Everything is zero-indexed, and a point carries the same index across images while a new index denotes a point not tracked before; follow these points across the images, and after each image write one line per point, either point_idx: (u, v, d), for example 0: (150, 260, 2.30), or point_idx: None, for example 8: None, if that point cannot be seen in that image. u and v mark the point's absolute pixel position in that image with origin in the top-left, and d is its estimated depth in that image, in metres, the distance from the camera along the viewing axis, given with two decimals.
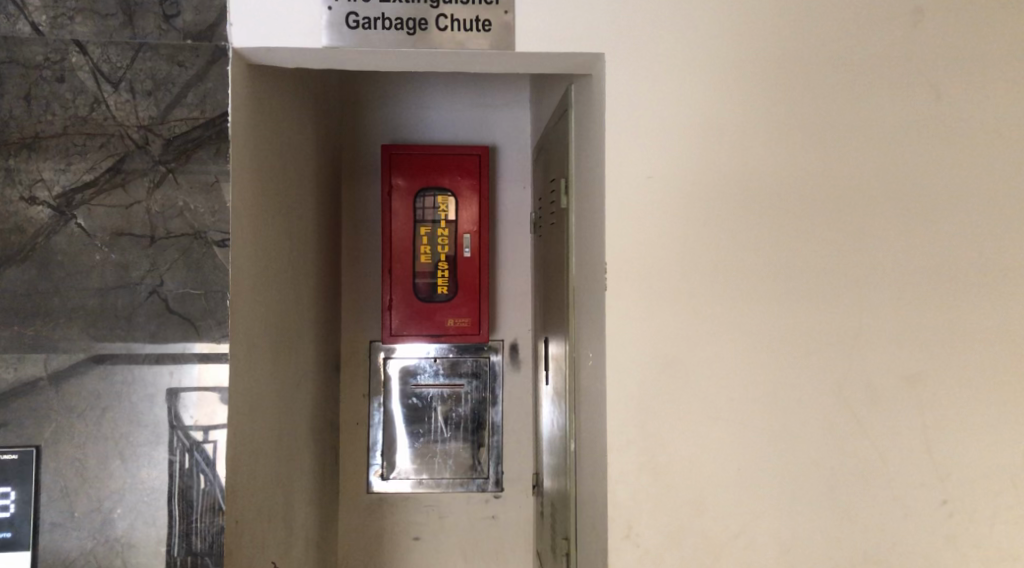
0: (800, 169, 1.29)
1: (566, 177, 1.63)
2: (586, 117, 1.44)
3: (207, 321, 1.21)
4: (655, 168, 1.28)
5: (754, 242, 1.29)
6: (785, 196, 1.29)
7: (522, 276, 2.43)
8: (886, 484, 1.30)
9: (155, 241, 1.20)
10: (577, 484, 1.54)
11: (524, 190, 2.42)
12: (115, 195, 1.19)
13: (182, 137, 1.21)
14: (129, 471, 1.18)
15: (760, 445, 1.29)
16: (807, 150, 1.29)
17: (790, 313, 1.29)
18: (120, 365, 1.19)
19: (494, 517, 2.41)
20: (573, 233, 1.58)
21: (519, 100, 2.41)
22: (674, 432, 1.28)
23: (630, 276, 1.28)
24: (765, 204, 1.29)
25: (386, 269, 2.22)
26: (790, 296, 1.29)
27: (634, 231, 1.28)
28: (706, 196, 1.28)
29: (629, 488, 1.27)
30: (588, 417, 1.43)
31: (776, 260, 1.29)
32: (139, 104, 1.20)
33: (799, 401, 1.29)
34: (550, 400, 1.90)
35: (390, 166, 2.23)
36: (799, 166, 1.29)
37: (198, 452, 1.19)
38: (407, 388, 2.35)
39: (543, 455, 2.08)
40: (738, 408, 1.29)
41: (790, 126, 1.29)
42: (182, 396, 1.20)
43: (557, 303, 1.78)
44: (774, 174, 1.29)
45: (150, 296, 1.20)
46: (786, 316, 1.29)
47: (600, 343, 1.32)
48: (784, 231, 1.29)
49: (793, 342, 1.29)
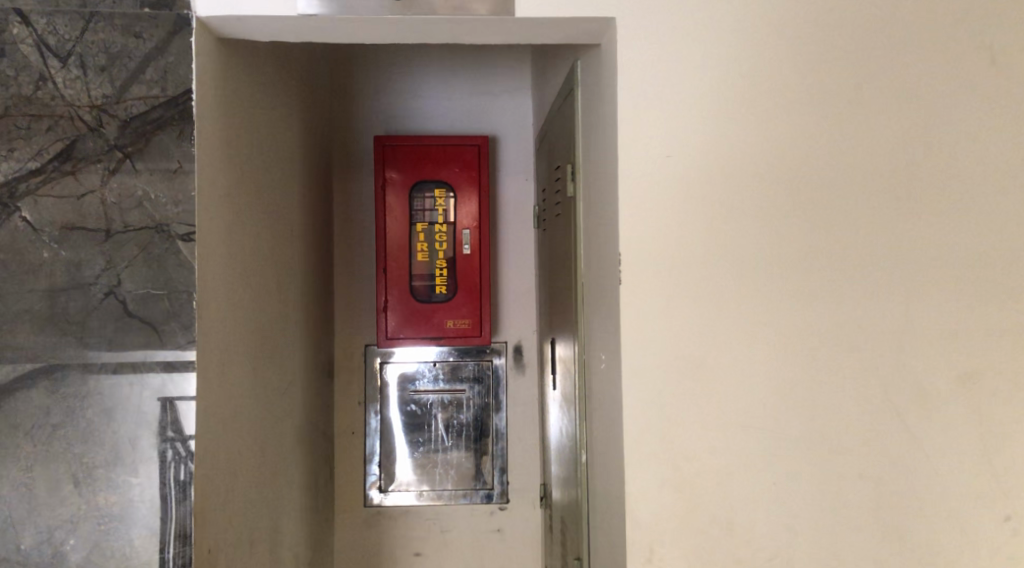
0: (838, 144, 1.15)
1: (572, 162, 1.49)
2: (594, 94, 1.31)
3: (171, 325, 1.07)
4: (673, 145, 1.14)
5: (786, 226, 1.15)
6: (822, 174, 1.15)
7: (526, 274, 2.29)
8: (940, 496, 1.15)
9: (111, 236, 1.06)
10: (589, 500, 1.40)
11: (526, 182, 2.28)
12: (64, 184, 1.06)
13: (141, 117, 1.07)
14: (84, 498, 1.04)
15: (798, 455, 1.15)
16: (845, 123, 1.15)
17: (829, 306, 1.15)
18: (73, 377, 1.05)
19: (500, 530, 2.27)
20: (581, 225, 1.44)
21: (520, 88, 2.28)
22: (701, 442, 1.14)
23: (648, 266, 1.14)
24: (798, 184, 1.15)
25: (381, 269, 2.09)
26: (828, 286, 1.15)
27: (652, 217, 1.14)
28: (730, 177, 1.14)
29: (652, 506, 1.13)
30: (601, 426, 1.29)
31: (812, 246, 1.15)
32: (90, 81, 1.06)
33: (840, 405, 1.15)
34: (557, 406, 1.76)
35: (383, 159, 2.09)
36: (834, 141, 1.15)
37: (165, 472, 1.06)
38: (405, 395, 2.22)
39: (551, 464, 1.94)
40: (772, 413, 1.14)
41: (825, 97, 1.15)
42: (145, 409, 1.07)
43: (563, 302, 1.64)
44: (808, 150, 1.15)
45: (106, 298, 1.06)
46: (825, 309, 1.15)
47: (614, 344, 1.18)
48: (820, 214, 1.15)
49: (832, 339, 1.15)
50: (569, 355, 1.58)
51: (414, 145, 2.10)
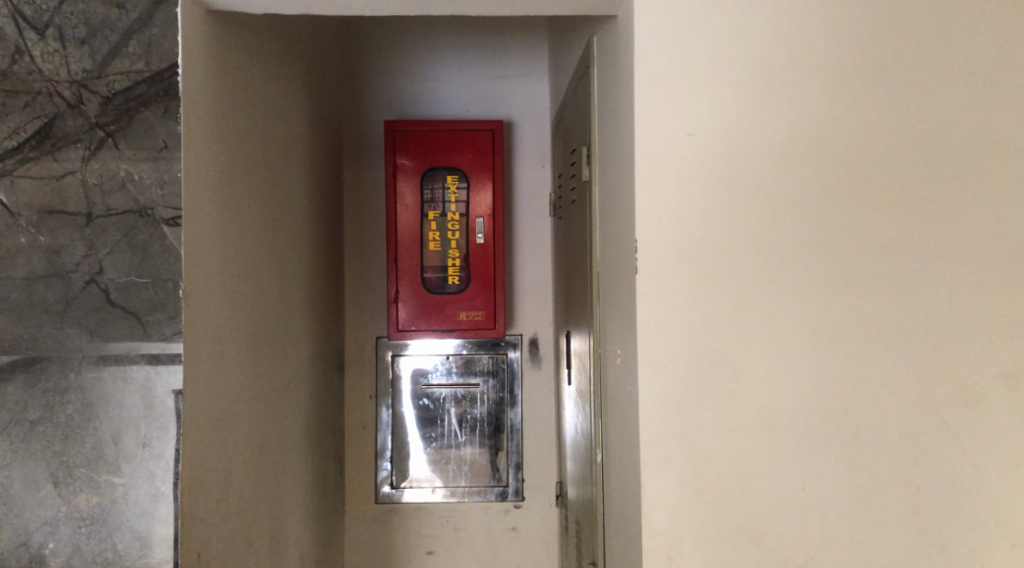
0: (880, 119, 1.04)
1: (587, 145, 1.40)
2: (610, 69, 1.22)
3: (156, 315, 1.01)
4: (696, 122, 1.05)
5: (823, 208, 1.04)
6: (863, 151, 1.04)
7: (543, 265, 2.20)
8: (993, 507, 1.04)
9: (92, 221, 1.01)
10: (604, 501, 1.32)
11: (542, 168, 2.19)
12: (42, 164, 1.00)
13: (124, 94, 1.01)
14: (64, 499, 0.99)
15: (837, 461, 1.04)
16: (889, 96, 1.04)
17: (870, 297, 1.04)
18: (52, 371, 1.01)
19: (515, 529, 2.19)
20: (597, 210, 1.35)
21: (537, 70, 2.18)
22: (727, 446, 1.04)
23: (669, 253, 1.05)
24: (835, 163, 1.04)
25: (392, 259, 2.01)
26: (869, 275, 1.04)
27: (673, 200, 1.05)
28: (759, 156, 1.04)
29: (670, 512, 1.04)
30: (617, 424, 1.20)
31: (852, 231, 1.04)
32: (70, 55, 1.00)
33: (884, 407, 1.04)
34: (573, 402, 1.67)
35: (394, 145, 2.02)
36: (877, 115, 1.04)
37: (149, 473, 1.00)
38: (418, 389, 2.15)
39: (567, 461, 1.85)
40: (808, 415, 1.04)
41: (865, 67, 1.04)
42: (128, 405, 1.01)
43: (579, 294, 1.55)
44: (845, 125, 1.04)
45: (87, 286, 1.01)
46: (866, 301, 1.04)
47: (630, 336, 1.09)
48: (860, 196, 1.04)
49: (875, 333, 1.04)
50: (584, 350, 1.49)
51: (425, 130, 2.02)
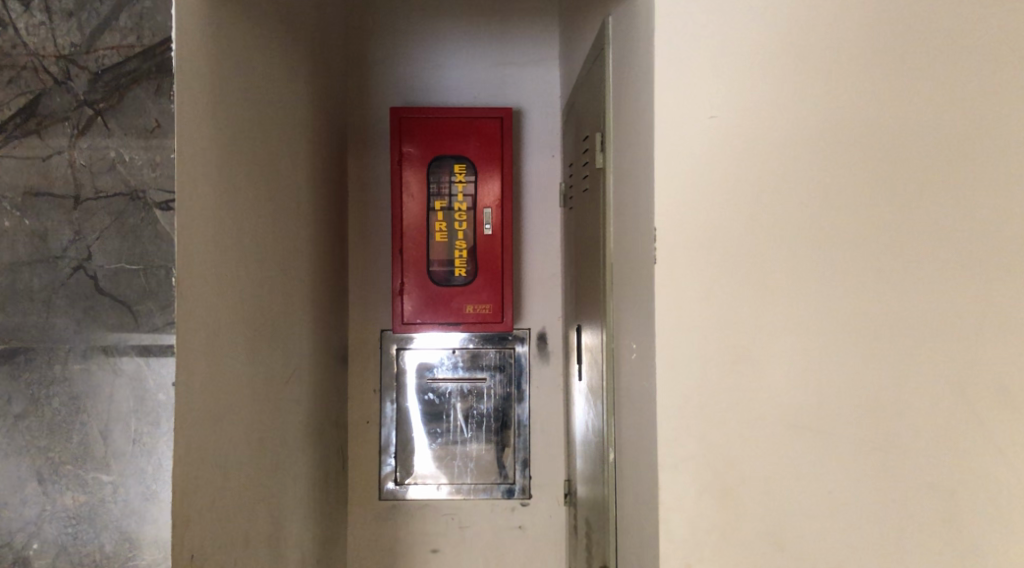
0: (930, 96, 0.94)
1: (601, 131, 1.34)
2: (627, 49, 1.16)
3: (147, 304, 0.97)
4: (719, 103, 0.99)
5: (864, 194, 0.95)
6: (912, 131, 0.94)
7: (552, 257, 2.14)
8: None
9: (80, 204, 0.96)
10: (618, 503, 1.26)
11: (552, 158, 2.13)
12: (26, 143, 0.95)
13: (113, 70, 0.96)
14: (48, 497, 0.94)
15: (874, 468, 0.96)
16: (946, 67, 0.94)
17: (916, 291, 0.95)
18: (37, 362, 0.95)
19: (522, 528, 2.13)
20: (612, 199, 1.28)
21: (547, 57, 2.12)
22: (749, 448, 0.98)
23: (688, 242, 0.99)
24: (879, 144, 0.95)
25: (397, 250, 1.96)
26: (916, 268, 0.95)
27: (693, 187, 0.99)
28: (788, 139, 0.97)
29: (688, 516, 0.99)
30: (632, 422, 1.15)
31: (897, 218, 0.95)
32: (57, 28, 0.95)
33: (931, 413, 0.95)
34: (584, 398, 1.61)
35: (399, 132, 1.96)
36: (929, 92, 0.94)
37: (139, 470, 0.95)
38: (423, 383, 2.10)
39: (576, 459, 1.79)
40: (841, 418, 0.96)
41: (916, 39, 0.94)
42: (117, 399, 0.96)
43: (591, 286, 1.49)
44: (891, 103, 0.95)
45: (75, 273, 0.96)
46: (910, 295, 0.95)
47: (647, 331, 1.04)
48: (908, 180, 0.94)
49: (922, 331, 0.95)
50: (596, 344, 1.44)
51: (432, 117, 1.96)
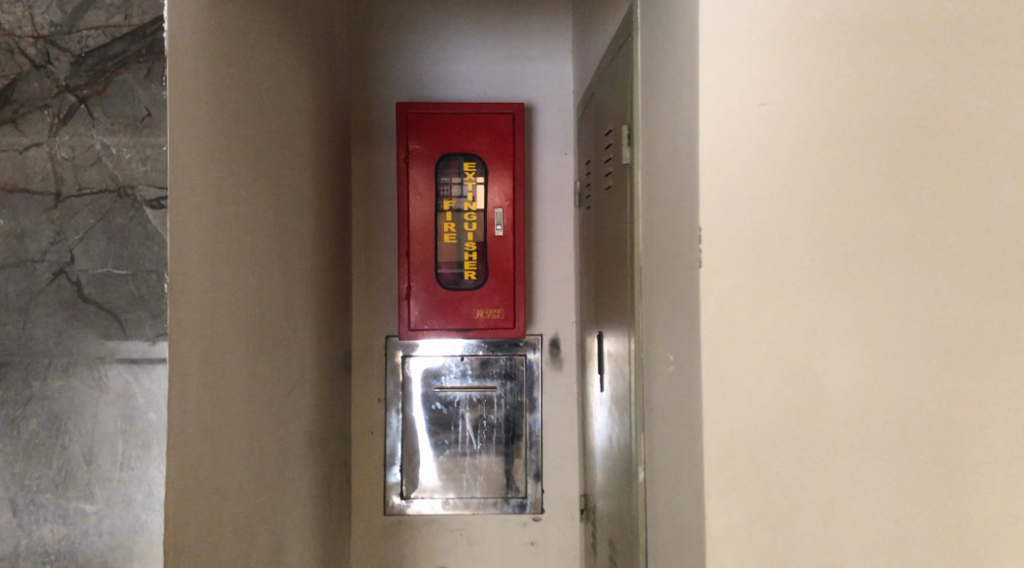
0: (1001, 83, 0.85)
1: (628, 123, 1.24)
2: (661, 33, 1.06)
3: (136, 312, 0.86)
4: (770, 88, 0.89)
5: (935, 188, 0.86)
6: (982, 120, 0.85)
7: (565, 259, 2.05)
8: None
9: (61, 201, 0.86)
10: (649, 526, 1.16)
11: (565, 156, 2.03)
12: (2, 133, 0.86)
13: (98, 52, 0.86)
14: (25, 529, 0.85)
15: (944, 494, 0.86)
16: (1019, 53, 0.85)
17: (988, 297, 0.86)
18: (13, 377, 0.86)
19: (534, 543, 2.03)
20: (641, 197, 1.19)
21: (560, 50, 2.03)
22: (805, 470, 0.88)
23: (736, 243, 0.90)
24: (948, 135, 0.86)
25: (403, 253, 1.86)
26: (990, 271, 0.86)
27: (741, 182, 0.90)
28: (847, 129, 0.88)
29: (738, 546, 0.89)
30: (668, 439, 1.05)
31: (970, 216, 0.86)
32: (35, 5, 0.85)
33: (1009, 433, 0.85)
34: (604, 409, 1.52)
35: (406, 129, 1.86)
36: (1005, 78, 0.85)
37: (126, 499, 0.86)
38: (430, 392, 2.00)
39: (594, 473, 1.70)
40: (908, 437, 0.87)
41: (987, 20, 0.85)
42: (103, 419, 0.86)
43: (614, 290, 1.40)
44: (963, 89, 0.86)
45: (55, 279, 0.86)
46: (984, 300, 0.86)
47: (690, 341, 0.94)
48: (984, 174, 0.85)
49: (997, 341, 0.86)
50: (620, 353, 1.34)
51: (440, 112, 1.86)
